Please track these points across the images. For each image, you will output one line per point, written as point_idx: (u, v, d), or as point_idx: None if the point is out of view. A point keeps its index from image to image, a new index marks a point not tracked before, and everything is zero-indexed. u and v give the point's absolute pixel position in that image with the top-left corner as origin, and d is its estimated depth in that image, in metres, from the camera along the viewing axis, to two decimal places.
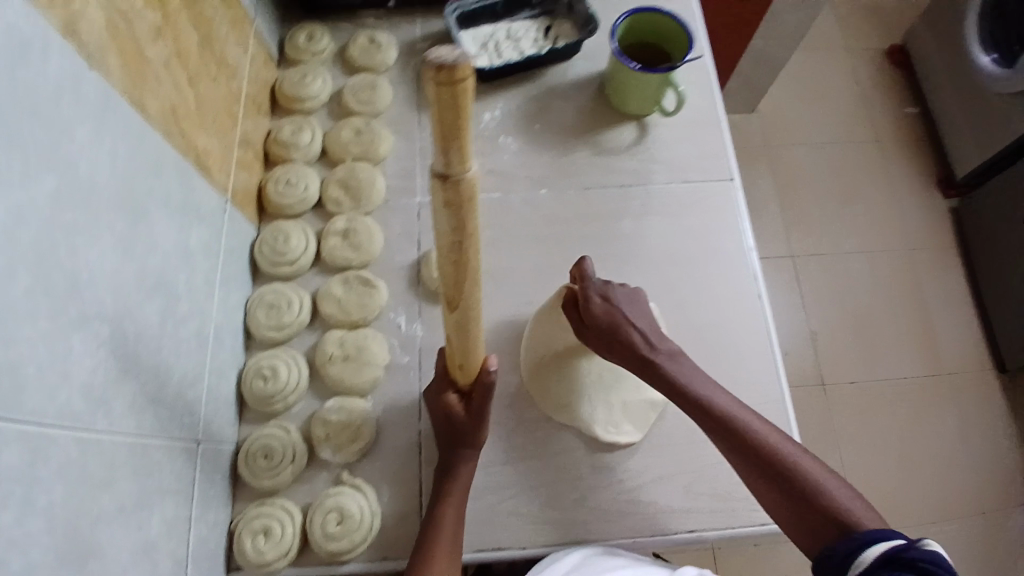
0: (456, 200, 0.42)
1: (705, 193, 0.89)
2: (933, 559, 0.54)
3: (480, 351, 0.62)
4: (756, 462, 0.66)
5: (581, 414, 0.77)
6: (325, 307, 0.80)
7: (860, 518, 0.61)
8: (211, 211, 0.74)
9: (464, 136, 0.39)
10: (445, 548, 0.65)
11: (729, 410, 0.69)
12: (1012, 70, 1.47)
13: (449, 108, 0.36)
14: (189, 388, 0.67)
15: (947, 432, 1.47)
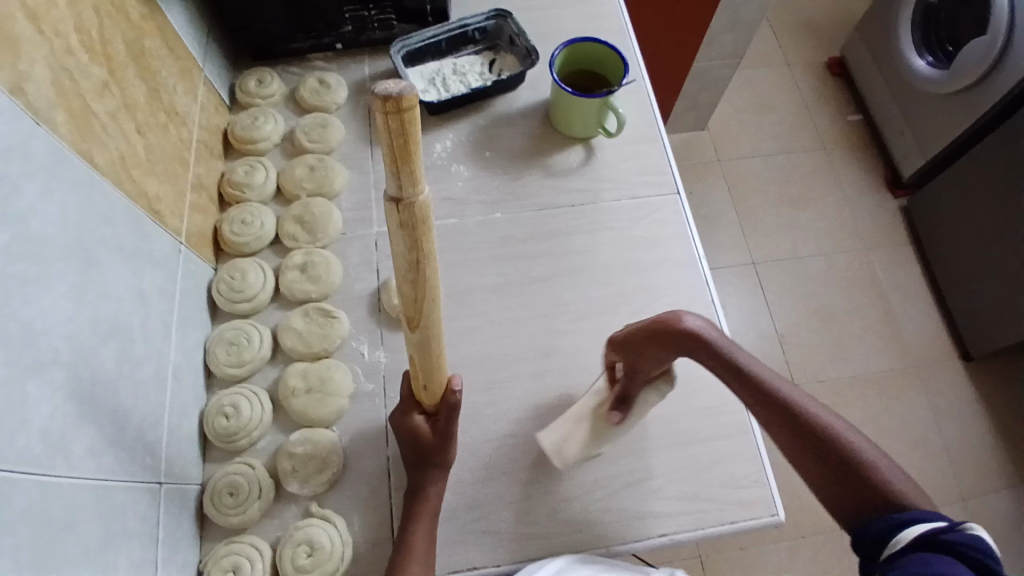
0: (410, 222, 0.43)
1: (654, 206, 0.92)
2: (978, 544, 0.53)
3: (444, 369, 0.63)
4: (806, 442, 0.63)
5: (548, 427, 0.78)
6: (286, 340, 0.81)
7: (907, 499, 0.58)
8: (166, 254, 0.75)
9: (415, 161, 0.40)
10: (418, 567, 0.66)
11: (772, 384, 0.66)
12: (944, 72, 1.56)
13: (398, 136, 0.38)
14: (150, 430, 0.66)
15: (917, 421, 1.51)
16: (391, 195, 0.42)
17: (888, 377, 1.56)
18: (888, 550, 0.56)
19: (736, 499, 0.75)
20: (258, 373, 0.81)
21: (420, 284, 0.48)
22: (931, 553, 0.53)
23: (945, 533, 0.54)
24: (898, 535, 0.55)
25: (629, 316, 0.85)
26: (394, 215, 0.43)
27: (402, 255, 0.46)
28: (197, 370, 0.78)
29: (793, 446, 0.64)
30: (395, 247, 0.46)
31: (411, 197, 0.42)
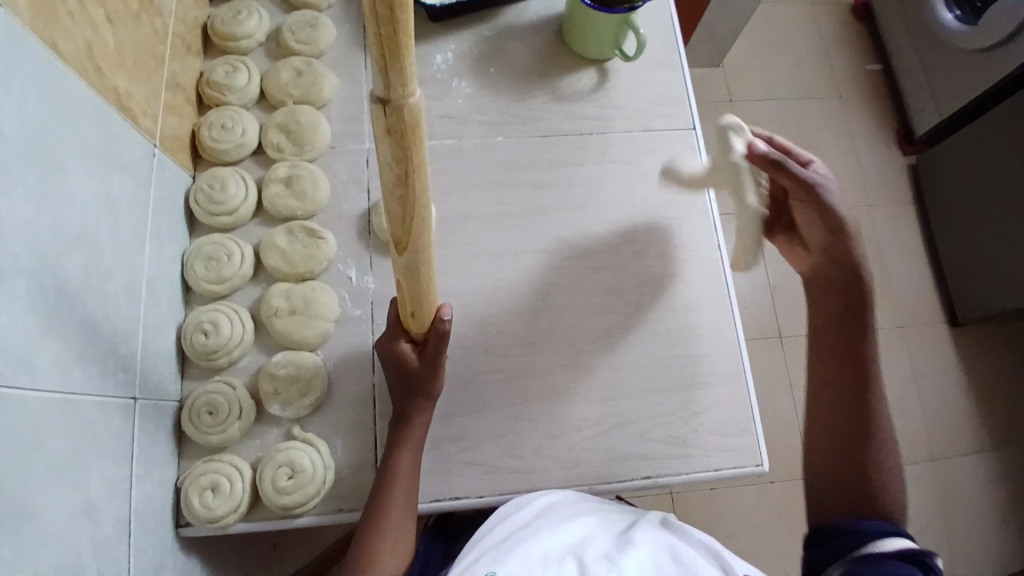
0: (399, 127, 0.38)
1: (666, 141, 0.86)
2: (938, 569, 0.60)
3: (433, 296, 0.59)
4: (847, 405, 0.71)
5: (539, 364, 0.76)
6: (269, 258, 0.76)
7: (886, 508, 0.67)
8: (139, 158, 0.69)
9: (406, 54, 0.35)
10: (401, 494, 0.65)
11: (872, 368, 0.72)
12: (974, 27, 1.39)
13: (386, 23, 0.32)
14: (124, 344, 0.63)
15: (900, 377, 1.48)
16: (377, 95, 0.37)
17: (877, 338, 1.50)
18: (864, 550, 0.62)
19: (722, 446, 0.74)
20: (240, 290, 0.77)
21: (410, 201, 0.43)
22: (904, 564, 0.60)
23: (921, 552, 0.61)
24: (880, 543, 0.63)
25: (630, 256, 0.81)
26: (380, 119, 0.38)
27: (390, 166, 0.41)
28: (174, 284, 0.73)
29: (826, 400, 0.73)
30: (381, 158, 0.41)
31: (401, 99, 0.37)
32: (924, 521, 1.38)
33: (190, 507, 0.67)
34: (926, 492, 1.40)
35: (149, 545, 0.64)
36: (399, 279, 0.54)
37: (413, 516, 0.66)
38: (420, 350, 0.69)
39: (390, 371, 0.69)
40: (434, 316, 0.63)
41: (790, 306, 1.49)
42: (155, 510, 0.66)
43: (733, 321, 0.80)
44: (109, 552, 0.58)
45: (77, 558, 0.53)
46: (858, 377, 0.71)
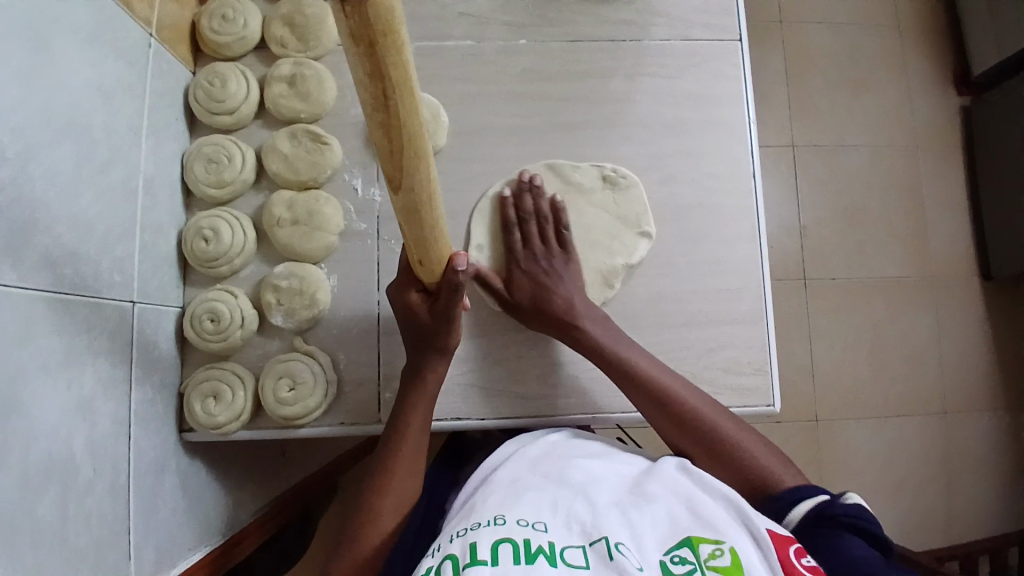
0: (366, 33, 0.32)
1: (708, 55, 0.78)
2: (857, 513, 0.54)
3: (441, 244, 0.53)
4: (675, 422, 0.64)
5: None
6: (271, 164, 0.72)
7: (782, 477, 0.60)
8: (134, 44, 0.63)
9: None
10: (408, 457, 0.63)
11: (652, 373, 0.65)
12: None
13: None
14: (119, 244, 0.60)
15: (922, 330, 1.43)
16: None
17: (904, 288, 1.44)
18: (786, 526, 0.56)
19: (733, 386, 0.72)
20: (242, 197, 0.73)
21: (394, 126, 0.37)
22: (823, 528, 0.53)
23: (830, 505, 0.54)
24: (790, 514, 0.56)
25: (656, 181, 0.76)
26: (342, 20, 0.32)
27: (363, 82, 0.35)
28: (174, 186, 0.70)
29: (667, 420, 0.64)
30: (354, 73, 0.35)
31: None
32: (922, 474, 1.39)
33: (192, 412, 0.67)
34: (930, 446, 1.39)
35: (150, 444, 0.65)
36: (399, 224, 0.49)
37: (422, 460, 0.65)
38: (430, 300, 0.63)
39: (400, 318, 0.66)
40: (445, 264, 0.57)
41: (818, 249, 1.43)
42: (158, 410, 0.66)
43: (761, 257, 0.75)
44: (105, 450, 0.58)
45: (69, 454, 0.53)
46: (661, 402, 0.64)
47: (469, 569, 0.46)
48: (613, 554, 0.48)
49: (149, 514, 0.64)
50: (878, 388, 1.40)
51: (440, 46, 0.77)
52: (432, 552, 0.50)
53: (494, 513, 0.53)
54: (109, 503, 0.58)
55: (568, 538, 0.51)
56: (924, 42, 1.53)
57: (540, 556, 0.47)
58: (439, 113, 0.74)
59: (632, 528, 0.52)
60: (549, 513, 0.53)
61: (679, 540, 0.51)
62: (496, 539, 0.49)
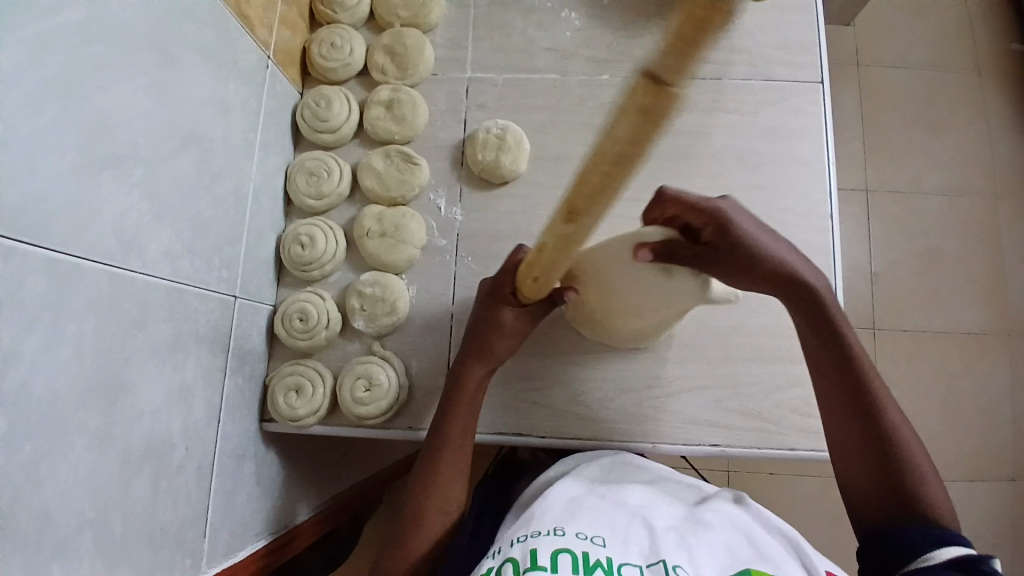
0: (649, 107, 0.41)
1: (788, 94, 0.79)
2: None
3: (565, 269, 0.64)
4: (852, 400, 0.60)
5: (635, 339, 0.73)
6: (365, 180, 0.78)
7: (941, 513, 0.56)
8: (253, 68, 0.71)
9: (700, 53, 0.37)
10: (451, 466, 0.65)
11: (855, 354, 0.61)
12: None
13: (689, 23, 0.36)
14: (226, 245, 0.67)
15: (999, 388, 1.35)
16: (653, 79, 0.41)
17: (981, 341, 1.37)
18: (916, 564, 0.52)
19: (801, 426, 0.70)
20: (335, 209, 0.79)
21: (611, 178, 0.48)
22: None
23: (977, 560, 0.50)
24: (932, 552, 0.52)
25: None
26: (645, 98, 0.42)
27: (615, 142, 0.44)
28: (277, 196, 0.77)
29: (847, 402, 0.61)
30: (612, 133, 0.44)
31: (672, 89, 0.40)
32: (997, 541, 1.30)
33: (275, 403, 0.73)
34: (1007, 512, 1.30)
35: (235, 431, 0.71)
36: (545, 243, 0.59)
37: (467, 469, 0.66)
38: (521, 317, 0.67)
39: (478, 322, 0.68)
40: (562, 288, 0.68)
41: (888, 295, 1.38)
42: (245, 400, 0.72)
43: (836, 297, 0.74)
44: (196, 432, 0.63)
45: (166, 432, 0.59)
46: (849, 377, 0.61)
47: (530, 573, 0.49)
48: (671, 573, 0.50)
49: (227, 496, 0.69)
50: (948, 445, 1.33)
51: (526, 77, 0.82)
52: (493, 554, 0.54)
53: (553, 525, 0.56)
54: (194, 481, 0.63)
55: (627, 554, 0.53)
56: (1009, 88, 1.48)
57: (599, 568, 0.50)
58: (521, 139, 0.78)
59: (689, 555, 0.54)
60: (606, 529, 0.56)
61: (738, 569, 0.53)
62: (555, 548, 0.53)
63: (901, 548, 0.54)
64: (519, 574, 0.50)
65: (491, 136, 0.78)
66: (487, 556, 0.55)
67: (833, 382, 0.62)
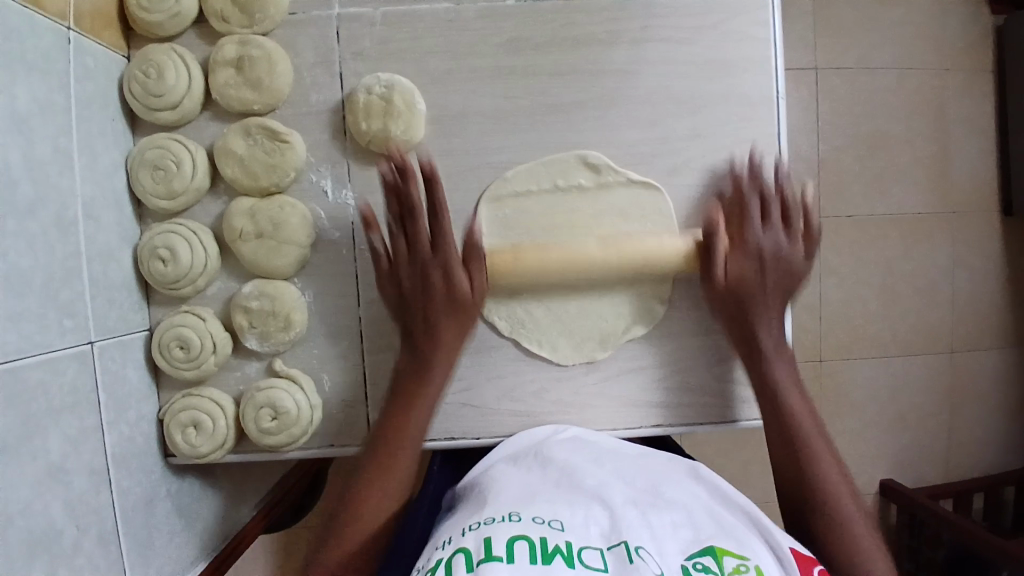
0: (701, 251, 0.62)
1: (729, 10, 0.65)
2: None
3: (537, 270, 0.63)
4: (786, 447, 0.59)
5: (551, 336, 0.66)
6: (225, 168, 0.63)
7: (866, 557, 0.53)
8: (49, 47, 0.53)
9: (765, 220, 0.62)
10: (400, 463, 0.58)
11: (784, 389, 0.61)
12: None
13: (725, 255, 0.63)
14: (64, 288, 0.54)
15: (937, 273, 1.36)
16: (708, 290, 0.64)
17: (923, 231, 1.35)
18: None
19: (745, 396, 0.67)
20: (198, 205, 0.65)
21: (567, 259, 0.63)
22: None
23: None
24: None
25: (665, 170, 0.66)
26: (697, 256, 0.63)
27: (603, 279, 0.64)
28: (121, 201, 0.62)
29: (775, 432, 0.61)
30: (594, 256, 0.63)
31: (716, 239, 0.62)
32: (923, 415, 1.39)
33: (173, 442, 0.64)
34: (936, 389, 1.38)
35: (133, 481, 0.62)
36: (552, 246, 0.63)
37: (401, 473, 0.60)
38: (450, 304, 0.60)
39: (412, 285, 0.60)
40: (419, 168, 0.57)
41: (842, 193, 1.31)
42: (137, 445, 0.63)
43: None
44: (88, 506, 0.55)
45: (48, 527, 0.50)
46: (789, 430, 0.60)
47: (482, 566, 0.43)
48: (633, 557, 0.45)
49: (142, 548, 0.62)
50: (887, 334, 1.36)
51: (411, 11, 0.65)
52: (443, 544, 0.48)
53: (508, 510, 0.50)
54: (99, 554, 0.56)
55: (587, 538, 0.48)
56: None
57: (558, 555, 0.44)
58: (414, 100, 0.63)
59: (649, 534, 0.49)
60: (565, 511, 0.50)
61: (702, 547, 0.48)
62: (511, 535, 0.46)
63: None
64: (472, 569, 0.43)
65: (374, 97, 0.63)
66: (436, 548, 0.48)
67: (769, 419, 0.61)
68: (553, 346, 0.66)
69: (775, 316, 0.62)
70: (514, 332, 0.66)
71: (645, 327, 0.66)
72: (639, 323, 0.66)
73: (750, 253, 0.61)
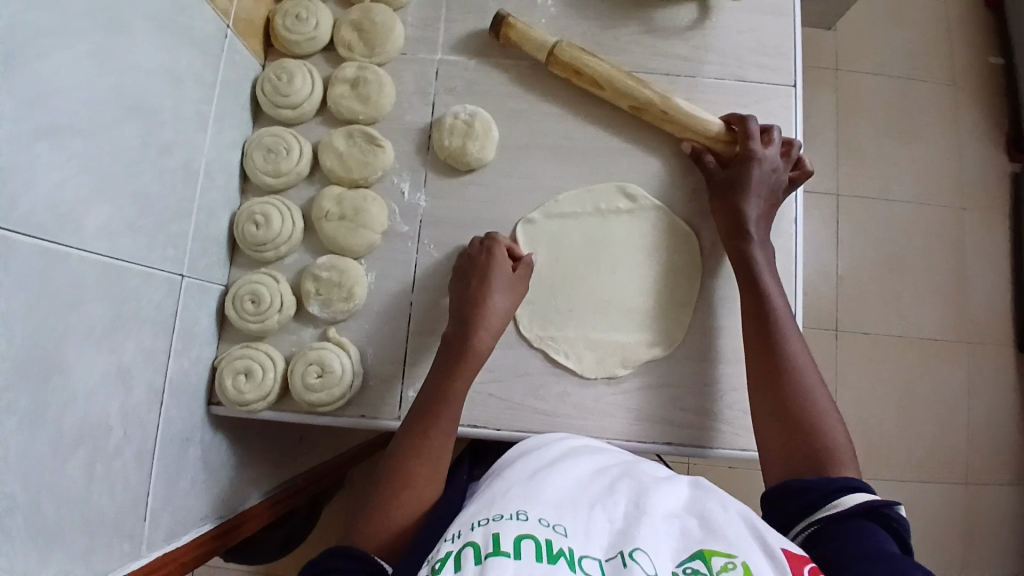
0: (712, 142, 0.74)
1: (759, 98, 0.78)
2: (904, 524, 0.51)
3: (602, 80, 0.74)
4: (784, 409, 0.61)
5: (578, 349, 0.73)
6: (325, 159, 0.75)
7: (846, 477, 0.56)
8: (210, 36, 0.67)
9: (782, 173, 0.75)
10: (427, 470, 0.60)
11: (782, 329, 0.65)
12: None
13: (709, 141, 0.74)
14: (174, 221, 0.64)
15: (950, 395, 1.31)
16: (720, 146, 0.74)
17: (934, 350, 1.32)
18: (827, 510, 0.52)
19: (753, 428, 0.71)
20: (295, 188, 0.77)
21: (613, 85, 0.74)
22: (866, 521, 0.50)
23: (882, 506, 0.51)
24: (839, 500, 0.52)
25: (696, 217, 0.76)
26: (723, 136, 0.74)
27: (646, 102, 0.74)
28: (232, 172, 0.74)
29: (761, 364, 0.65)
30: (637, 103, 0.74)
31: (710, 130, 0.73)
32: (939, 544, 1.27)
33: (223, 387, 0.70)
34: (951, 519, 1.28)
35: (178, 413, 0.68)
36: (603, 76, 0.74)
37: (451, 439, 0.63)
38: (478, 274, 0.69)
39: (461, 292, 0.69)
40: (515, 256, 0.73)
41: (858, 309, 1.32)
42: (191, 382, 0.70)
43: (794, 305, 0.74)
44: (138, 416, 0.61)
45: (103, 416, 0.56)
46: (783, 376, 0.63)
47: (490, 561, 0.44)
48: (629, 562, 0.45)
49: (168, 479, 0.66)
50: (900, 450, 1.29)
51: (498, 63, 0.80)
52: (453, 537, 0.49)
53: (516, 508, 0.51)
54: (134, 466, 0.60)
55: (589, 543, 0.48)
56: (992, 97, 1.43)
57: (562, 557, 0.45)
58: (489, 127, 0.76)
59: (646, 536, 0.49)
60: (568, 515, 0.51)
61: (692, 552, 0.47)
62: (518, 534, 0.47)
63: (810, 495, 0.54)
64: (481, 561, 0.45)
65: (458, 122, 0.75)
66: (444, 541, 0.49)
67: (760, 352, 0.65)
68: (578, 357, 0.73)
69: (767, 171, 0.71)
70: (543, 342, 0.73)
71: (664, 349, 0.72)
72: (659, 346, 0.72)
73: (738, 182, 0.70)
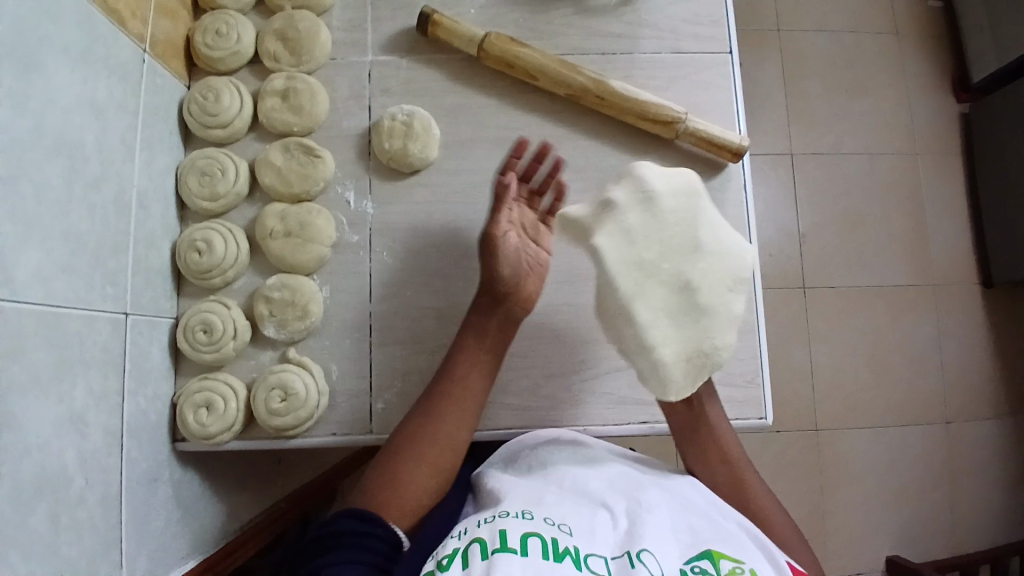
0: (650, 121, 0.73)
1: (698, 67, 0.78)
2: None
3: (533, 69, 0.74)
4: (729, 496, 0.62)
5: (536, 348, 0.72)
6: (264, 177, 0.73)
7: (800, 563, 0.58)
8: (128, 61, 0.64)
9: (716, 149, 0.74)
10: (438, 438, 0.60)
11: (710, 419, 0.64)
12: None
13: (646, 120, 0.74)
14: (112, 258, 0.61)
15: (921, 338, 1.34)
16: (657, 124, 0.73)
17: (901, 297, 1.35)
18: None
19: (724, 396, 0.72)
20: (236, 209, 0.74)
21: (545, 73, 0.74)
22: None
23: None
24: None
25: None
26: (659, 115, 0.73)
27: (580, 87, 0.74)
28: (169, 199, 0.71)
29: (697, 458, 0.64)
30: (569, 89, 0.74)
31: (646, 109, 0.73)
32: (924, 483, 1.30)
33: (184, 422, 0.68)
34: (933, 457, 1.31)
35: (142, 454, 0.65)
36: (535, 65, 0.74)
37: (475, 413, 0.62)
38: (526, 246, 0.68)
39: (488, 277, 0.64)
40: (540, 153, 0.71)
41: (823, 264, 1.34)
42: (151, 420, 0.67)
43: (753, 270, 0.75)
44: (98, 462, 0.58)
45: (60, 468, 0.53)
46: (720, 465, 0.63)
47: (498, 555, 0.45)
48: (635, 562, 0.46)
49: (140, 522, 0.64)
50: (878, 398, 1.32)
51: (432, 59, 0.78)
52: (459, 534, 0.49)
53: (522, 508, 0.51)
54: (102, 515, 0.58)
55: (595, 541, 0.50)
56: (932, 43, 1.45)
57: (568, 556, 0.46)
58: (430, 125, 0.74)
59: (656, 534, 0.50)
60: (572, 514, 0.52)
61: (698, 550, 0.49)
62: (524, 531, 0.48)
63: None
64: (486, 557, 0.45)
65: (397, 123, 0.74)
66: (450, 538, 0.49)
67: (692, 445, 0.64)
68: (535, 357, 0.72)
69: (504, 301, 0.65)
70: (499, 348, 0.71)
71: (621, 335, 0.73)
72: None
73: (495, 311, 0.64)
